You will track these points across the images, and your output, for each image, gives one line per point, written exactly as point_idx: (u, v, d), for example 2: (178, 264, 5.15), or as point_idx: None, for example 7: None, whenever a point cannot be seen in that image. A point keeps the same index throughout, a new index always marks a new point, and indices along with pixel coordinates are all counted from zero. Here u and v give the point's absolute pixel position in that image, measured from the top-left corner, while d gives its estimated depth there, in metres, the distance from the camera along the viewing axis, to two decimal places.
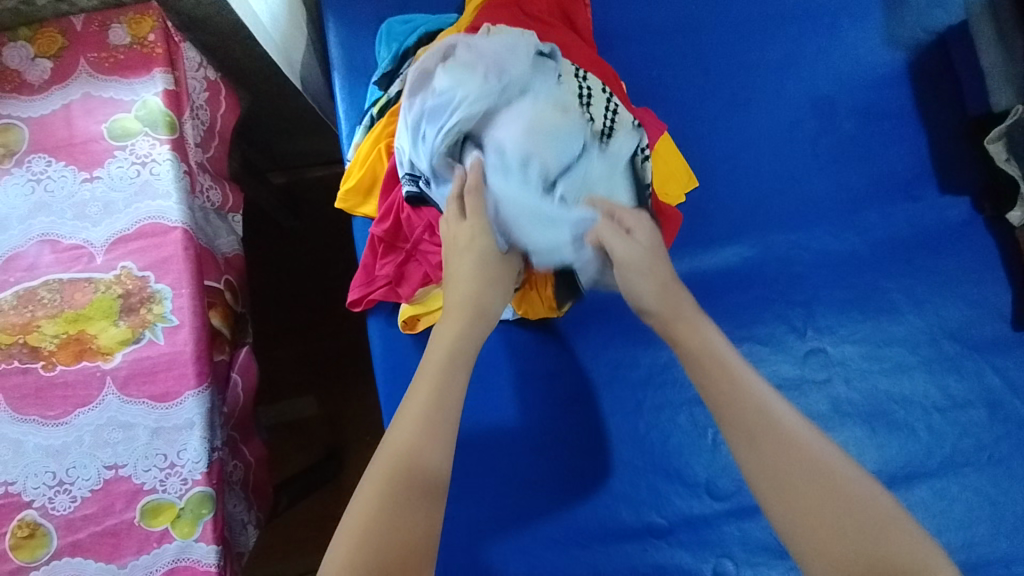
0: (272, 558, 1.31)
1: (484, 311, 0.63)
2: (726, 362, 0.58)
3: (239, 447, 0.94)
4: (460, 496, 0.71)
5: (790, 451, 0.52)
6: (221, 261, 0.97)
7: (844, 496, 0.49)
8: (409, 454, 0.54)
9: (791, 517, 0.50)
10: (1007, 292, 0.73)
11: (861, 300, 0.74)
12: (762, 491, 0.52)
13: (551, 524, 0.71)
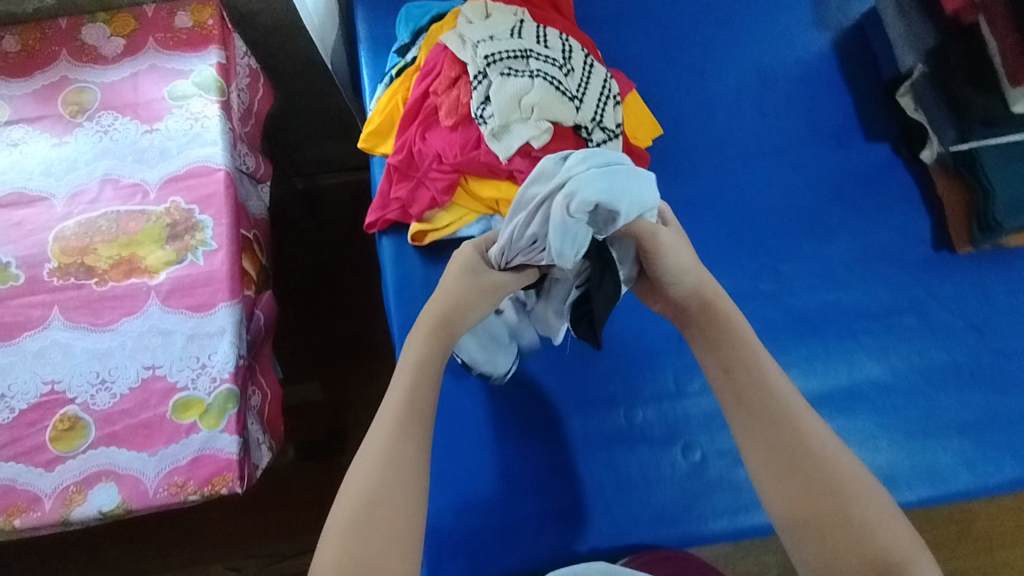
0: (270, 534, 1.28)
1: (454, 325, 0.70)
2: (746, 348, 0.66)
3: (257, 376, 1.03)
4: (458, 385, 0.82)
5: (781, 432, 0.62)
6: (252, 218, 1.11)
7: (825, 471, 0.60)
8: (382, 467, 0.60)
9: (784, 487, 0.61)
10: (926, 220, 0.84)
11: (803, 227, 0.86)
12: (758, 465, 0.63)
13: (537, 412, 0.81)
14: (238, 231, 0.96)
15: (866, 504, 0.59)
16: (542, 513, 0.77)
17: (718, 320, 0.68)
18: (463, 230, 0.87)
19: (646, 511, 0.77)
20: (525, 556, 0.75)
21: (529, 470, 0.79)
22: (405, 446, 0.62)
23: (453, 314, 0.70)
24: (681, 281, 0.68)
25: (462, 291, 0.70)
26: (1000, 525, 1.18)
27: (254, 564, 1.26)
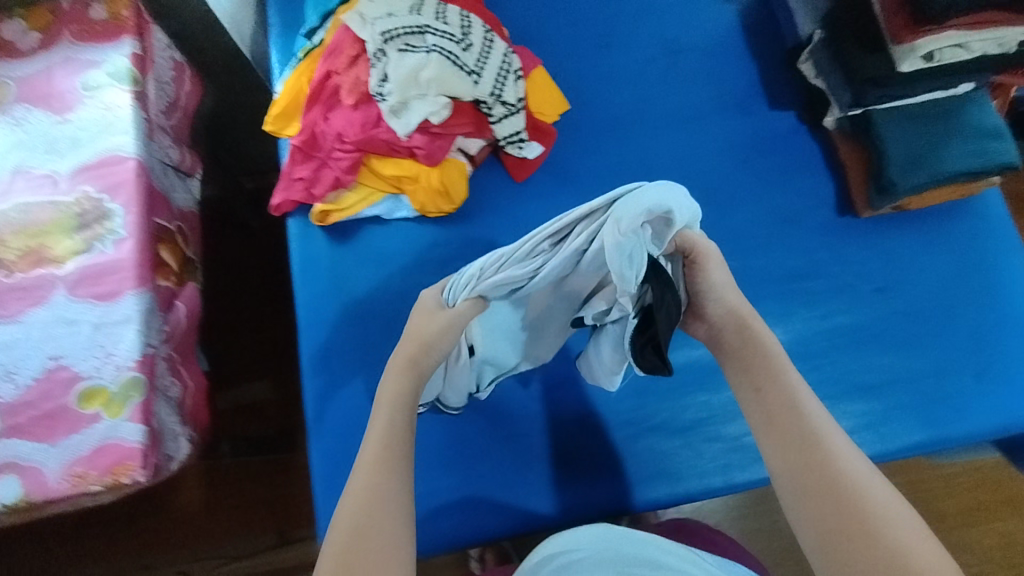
0: (204, 543, 1.20)
1: (416, 363, 0.66)
2: (776, 375, 0.62)
3: (179, 367, 1.01)
4: (365, 364, 0.82)
5: (810, 454, 0.56)
6: (175, 210, 1.08)
7: (850, 494, 0.53)
8: (377, 492, 0.55)
9: (809, 509, 0.54)
10: (829, 185, 0.86)
11: (709, 196, 0.86)
12: (787, 486, 0.56)
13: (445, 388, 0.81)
14: (150, 219, 0.91)
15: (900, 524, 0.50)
16: (445, 489, 0.77)
17: (745, 346, 0.64)
18: (369, 210, 0.86)
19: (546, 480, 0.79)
20: (428, 534, 0.76)
21: (435, 446, 0.79)
22: (388, 478, 0.56)
23: (421, 353, 0.66)
24: (723, 297, 0.66)
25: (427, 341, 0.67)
26: (955, 506, 1.15)
27: (203, 567, 1.20)
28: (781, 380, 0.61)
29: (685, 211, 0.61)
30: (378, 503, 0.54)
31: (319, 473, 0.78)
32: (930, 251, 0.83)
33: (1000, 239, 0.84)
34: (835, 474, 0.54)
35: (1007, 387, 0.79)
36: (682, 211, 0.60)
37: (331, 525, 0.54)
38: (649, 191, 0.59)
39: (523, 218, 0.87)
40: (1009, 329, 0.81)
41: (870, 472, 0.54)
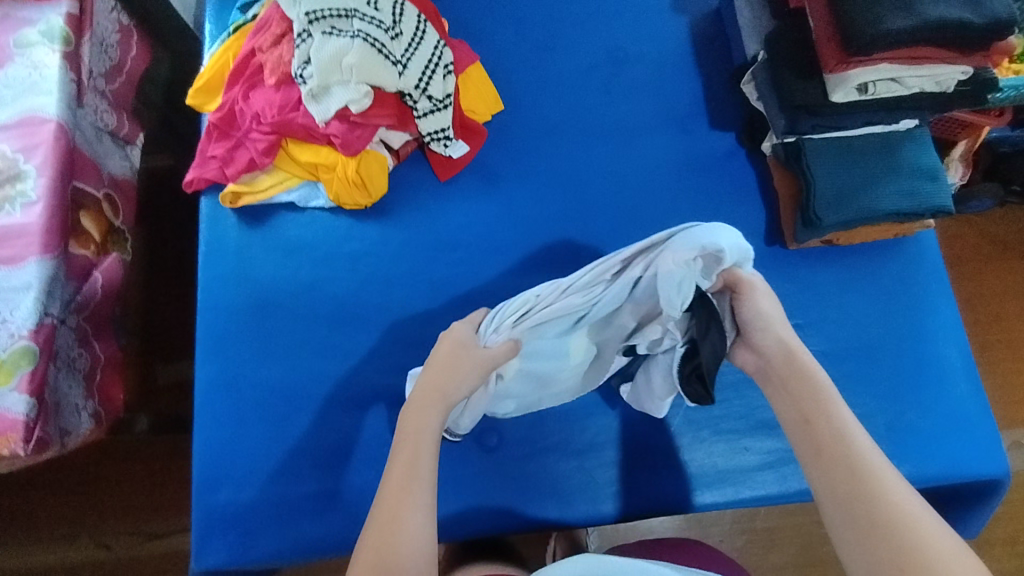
0: (109, 523, 1.10)
1: (444, 395, 0.63)
2: (821, 405, 0.55)
3: (89, 340, 0.96)
4: (260, 354, 0.79)
5: (871, 498, 0.49)
6: (105, 176, 0.99)
7: (917, 549, 0.46)
8: (391, 532, 0.53)
9: (870, 561, 0.47)
10: (760, 212, 0.83)
11: (636, 213, 0.83)
12: (844, 533, 0.49)
13: (339, 387, 0.78)
14: (69, 184, 0.89)
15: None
16: (327, 493, 0.74)
17: (792, 371, 0.58)
18: (283, 196, 0.83)
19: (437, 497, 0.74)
20: (304, 537, 0.73)
21: (323, 446, 0.76)
22: (417, 489, 0.55)
23: (445, 385, 0.64)
24: (770, 327, 0.60)
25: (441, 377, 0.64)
26: None
27: (125, 543, 1.09)
28: (832, 410, 0.54)
29: (735, 252, 0.61)
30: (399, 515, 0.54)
31: (197, 463, 0.75)
32: (856, 290, 0.80)
33: (932, 285, 0.81)
34: (899, 525, 0.47)
35: (926, 441, 0.75)
36: (731, 249, 0.60)
37: (360, 541, 0.54)
38: (703, 230, 0.61)
39: (443, 218, 0.83)
40: (930, 378, 0.78)
41: (937, 527, 0.47)
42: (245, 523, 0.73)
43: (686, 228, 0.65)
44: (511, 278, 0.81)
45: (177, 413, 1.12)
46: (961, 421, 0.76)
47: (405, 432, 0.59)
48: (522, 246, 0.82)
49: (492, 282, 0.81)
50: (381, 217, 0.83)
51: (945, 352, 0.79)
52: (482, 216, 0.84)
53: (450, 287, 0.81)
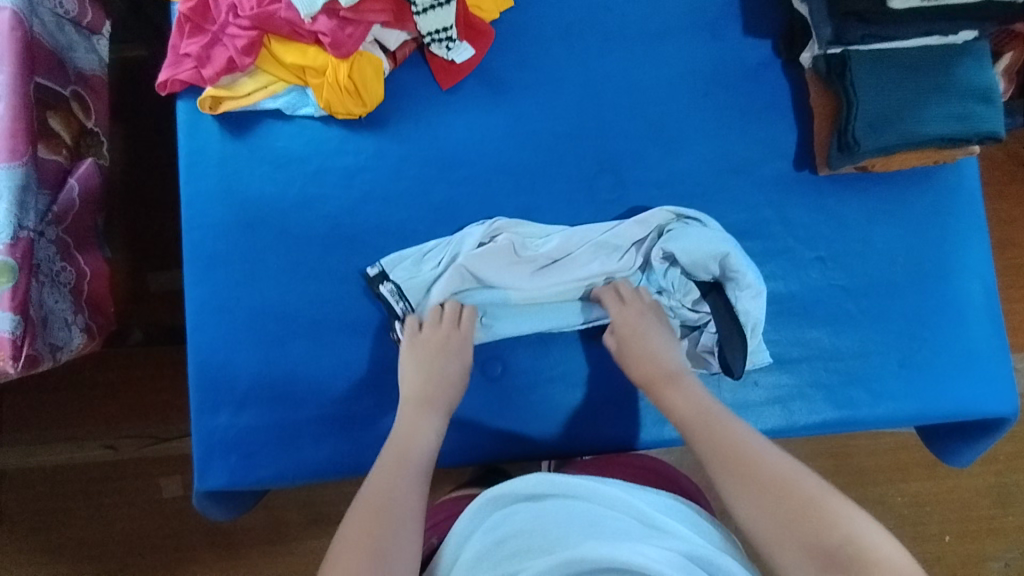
0: (110, 424, 1.09)
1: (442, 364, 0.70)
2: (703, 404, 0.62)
3: (72, 253, 0.89)
4: (251, 276, 0.74)
5: (753, 470, 0.54)
6: (70, 72, 0.89)
7: (795, 504, 0.51)
8: (405, 448, 0.63)
9: (764, 524, 0.51)
10: (791, 133, 0.77)
11: (657, 129, 0.77)
12: (738, 507, 0.53)
13: (337, 311, 0.74)
14: (31, 82, 0.79)
15: (856, 527, 0.48)
16: (327, 417, 0.73)
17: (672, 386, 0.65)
18: (268, 102, 0.75)
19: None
20: (306, 460, 0.73)
21: (323, 371, 0.74)
22: (421, 433, 0.65)
23: (436, 352, 0.70)
24: (645, 338, 0.69)
25: (428, 361, 0.69)
26: (876, 465, 1.15)
27: (131, 446, 1.09)
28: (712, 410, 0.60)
29: (719, 239, 0.71)
30: (406, 461, 0.62)
31: (192, 386, 0.73)
32: (884, 222, 0.76)
33: (965, 218, 0.76)
34: (778, 485, 0.52)
35: (935, 378, 0.74)
36: (719, 241, 0.71)
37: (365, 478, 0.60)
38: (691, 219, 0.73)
39: (445, 130, 0.76)
40: (950, 316, 0.75)
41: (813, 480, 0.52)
42: (243, 445, 0.73)
43: (691, 216, 0.74)
44: (519, 198, 0.76)
45: (171, 322, 1.09)
46: (974, 359, 0.74)
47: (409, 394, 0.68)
48: (532, 164, 0.76)
49: (498, 202, 0.75)
50: (378, 128, 0.76)
51: (971, 289, 0.75)
52: (488, 130, 0.76)
53: (454, 208, 0.75)
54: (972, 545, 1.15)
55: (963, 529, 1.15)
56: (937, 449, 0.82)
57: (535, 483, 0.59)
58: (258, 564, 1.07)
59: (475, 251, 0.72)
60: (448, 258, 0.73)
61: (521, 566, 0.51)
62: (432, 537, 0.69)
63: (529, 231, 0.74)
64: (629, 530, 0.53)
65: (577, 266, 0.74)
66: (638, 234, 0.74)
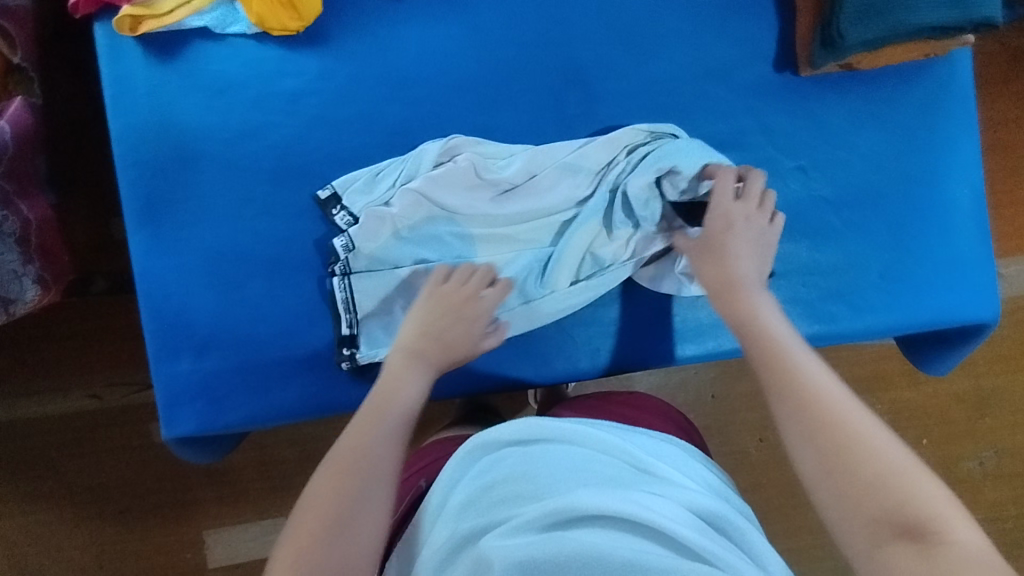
0: (88, 372, 1.06)
1: (461, 307, 0.62)
2: (784, 350, 0.52)
3: (13, 201, 0.81)
4: (197, 215, 0.69)
5: (832, 436, 0.46)
6: None
7: (876, 475, 0.44)
8: (372, 428, 0.53)
9: (837, 502, 0.45)
10: (772, 31, 0.70)
11: (628, 33, 0.70)
12: (813, 477, 0.46)
13: (294, 248, 0.70)
14: None
15: (938, 508, 0.42)
16: (293, 361, 0.70)
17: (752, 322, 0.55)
18: (195, 19, 0.68)
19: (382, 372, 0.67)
20: (278, 402, 0.69)
21: (282, 313, 0.70)
22: (401, 400, 0.56)
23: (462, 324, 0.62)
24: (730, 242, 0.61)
25: (442, 316, 0.62)
26: (859, 375, 1.15)
27: (117, 394, 1.07)
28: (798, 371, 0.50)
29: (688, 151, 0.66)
30: (380, 421, 0.54)
31: (148, 333, 0.69)
32: (870, 125, 0.71)
33: (955, 117, 0.71)
34: (858, 453, 0.45)
35: (917, 288, 0.71)
36: (687, 152, 0.66)
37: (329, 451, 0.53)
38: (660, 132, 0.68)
39: (395, 43, 0.69)
40: (936, 222, 0.71)
41: (891, 448, 0.45)
42: (213, 392, 0.69)
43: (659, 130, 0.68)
44: (479, 116, 0.69)
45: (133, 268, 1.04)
46: (956, 268, 0.72)
47: (389, 367, 0.59)
48: (492, 78, 0.70)
49: (457, 122, 0.69)
50: (320, 44, 0.69)
51: (959, 194, 0.72)
52: (443, 41, 0.70)
53: (409, 130, 0.69)
54: (949, 448, 1.17)
55: (941, 432, 1.18)
56: (916, 358, 0.81)
57: (529, 429, 0.58)
58: (253, 500, 1.09)
59: (431, 172, 0.67)
60: (401, 181, 0.67)
61: (514, 512, 0.50)
62: (419, 481, 0.68)
63: (487, 151, 0.68)
64: (622, 475, 0.52)
65: (543, 189, 0.68)
66: (604, 148, 0.68)
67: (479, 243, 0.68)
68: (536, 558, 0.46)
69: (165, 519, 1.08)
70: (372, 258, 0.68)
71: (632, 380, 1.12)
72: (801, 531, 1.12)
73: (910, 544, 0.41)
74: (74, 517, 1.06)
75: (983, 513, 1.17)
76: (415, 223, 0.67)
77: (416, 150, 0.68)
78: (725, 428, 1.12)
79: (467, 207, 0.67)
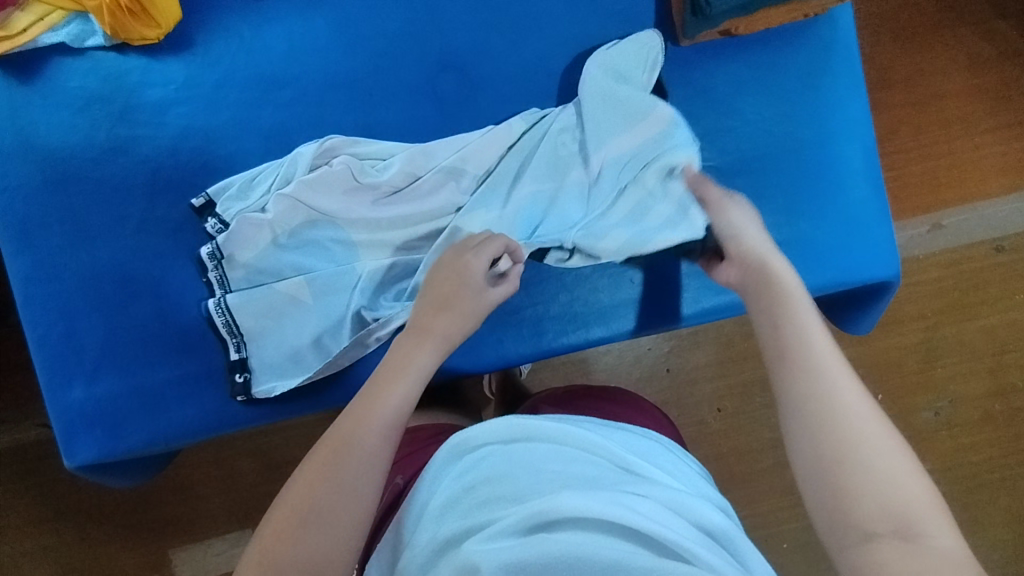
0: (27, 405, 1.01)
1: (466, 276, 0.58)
2: (799, 330, 0.47)
3: None
4: (77, 237, 0.67)
5: (837, 432, 0.42)
6: None
7: (875, 480, 0.41)
8: (370, 413, 0.50)
9: (824, 502, 0.42)
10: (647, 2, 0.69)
11: (499, 14, 0.68)
12: (807, 478, 0.43)
13: (179, 262, 0.68)
14: None
15: (920, 507, 0.40)
16: (191, 378, 0.68)
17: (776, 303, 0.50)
18: (49, 36, 0.66)
19: (271, 394, 0.67)
20: (176, 422, 0.68)
21: (173, 329, 0.68)
22: (400, 387, 0.52)
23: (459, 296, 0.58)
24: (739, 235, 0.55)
25: (444, 287, 0.58)
26: None
27: None
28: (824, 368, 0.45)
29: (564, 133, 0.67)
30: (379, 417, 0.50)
31: (38, 363, 0.68)
32: (756, 90, 0.70)
33: (840, 73, 0.71)
34: (856, 451, 0.41)
35: (816, 250, 0.71)
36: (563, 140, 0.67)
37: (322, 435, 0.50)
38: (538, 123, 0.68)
39: (262, 43, 0.67)
40: (830, 182, 0.71)
41: (892, 441, 0.42)
42: (111, 417, 0.67)
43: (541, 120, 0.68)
44: (355, 112, 0.68)
45: None
46: (855, 225, 0.71)
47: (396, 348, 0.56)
48: (365, 71, 0.68)
49: (332, 120, 0.68)
50: (182, 51, 0.67)
51: (850, 152, 0.71)
52: (311, 37, 0.68)
53: (284, 133, 0.68)
54: (903, 401, 1.17)
55: (894, 386, 1.17)
56: (839, 319, 0.81)
57: (509, 428, 0.56)
58: (219, 512, 1.03)
59: (306, 176, 0.65)
60: (275, 186, 0.66)
61: (496, 515, 0.48)
62: (396, 478, 0.64)
63: (371, 154, 0.67)
64: (602, 475, 0.51)
65: (423, 192, 0.67)
66: (484, 144, 0.67)
67: (363, 247, 0.67)
68: (520, 559, 0.45)
69: (121, 543, 1.02)
70: (250, 268, 0.67)
71: (583, 363, 1.10)
72: (768, 498, 1.11)
73: (895, 542, 0.39)
74: (29, 551, 1.01)
75: (947, 465, 1.16)
76: (296, 229, 0.66)
77: (293, 152, 0.66)
78: (680, 402, 1.12)
79: (343, 214, 0.66)
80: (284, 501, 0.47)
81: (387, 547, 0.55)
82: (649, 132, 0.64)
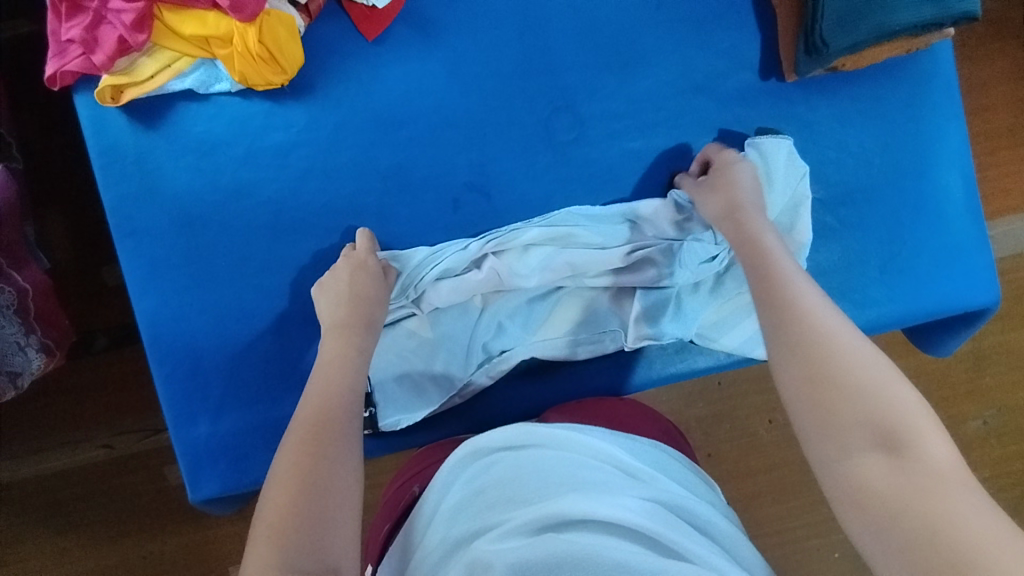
0: (95, 425, 0.99)
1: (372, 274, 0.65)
2: (783, 293, 0.55)
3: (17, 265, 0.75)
4: (199, 278, 0.69)
5: (828, 379, 0.48)
6: None
7: (869, 404, 0.45)
8: (319, 422, 0.53)
9: (823, 435, 0.46)
10: (752, 40, 0.71)
11: (610, 55, 0.70)
12: (806, 431, 0.47)
13: (298, 301, 0.70)
14: None
15: (912, 422, 0.44)
16: None
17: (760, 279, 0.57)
18: (176, 82, 0.67)
19: (397, 427, 0.68)
20: None
21: (295, 365, 0.70)
22: (334, 412, 0.55)
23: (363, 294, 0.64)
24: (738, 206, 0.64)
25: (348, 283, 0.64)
26: None
27: (129, 442, 0.99)
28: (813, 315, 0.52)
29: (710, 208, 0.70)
30: (323, 438, 0.52)
31: (164, 399, 0.69)
32: (858, 125, 0.71)
33: (939, 106, 0.72)
34: (852, 391, 0.46)
35: (916, 280, 0.72)
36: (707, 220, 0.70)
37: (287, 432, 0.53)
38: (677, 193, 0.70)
39: (380, 85, 0.69)
40: (929, 212, 0.72)
41: (889, 374, 0.47)
42: (235, 450, 0.69)
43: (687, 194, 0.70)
44: (471, 153, 0.70)
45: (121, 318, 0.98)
46: (953, 254, 0.73)
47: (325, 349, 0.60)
48: (480, 112, 0.70)
49: (449, 159, 0.69)
50: (305, 95, 0.69)
51: (948, 183, 0.73)
52: (428, 80, 0.69)
53: (404, 173, 0.69)
54: (953, 410, 1.17)
55: (943, 395, 1.18)
56: (920, 342, 0.81)
57: (519, 432, 0.57)
58: None
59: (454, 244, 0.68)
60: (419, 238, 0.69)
61: (506, 515, 0.48)
62: (414, 486, 0.63)
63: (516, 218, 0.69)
64: (610, 478, 0.50)
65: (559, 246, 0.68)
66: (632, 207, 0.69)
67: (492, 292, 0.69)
68: (529, 557, 0.43)
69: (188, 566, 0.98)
70: None
71: None
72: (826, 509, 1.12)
73: (882, 459, 0.43)
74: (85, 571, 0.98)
75: (996, 472, 1.17)
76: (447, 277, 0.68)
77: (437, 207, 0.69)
78: (734, 412, 1.10)
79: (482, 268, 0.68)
80: (269, 498, 0.49)
81: (401, 544, 0.55)
82: (782, 199, 0.69)
